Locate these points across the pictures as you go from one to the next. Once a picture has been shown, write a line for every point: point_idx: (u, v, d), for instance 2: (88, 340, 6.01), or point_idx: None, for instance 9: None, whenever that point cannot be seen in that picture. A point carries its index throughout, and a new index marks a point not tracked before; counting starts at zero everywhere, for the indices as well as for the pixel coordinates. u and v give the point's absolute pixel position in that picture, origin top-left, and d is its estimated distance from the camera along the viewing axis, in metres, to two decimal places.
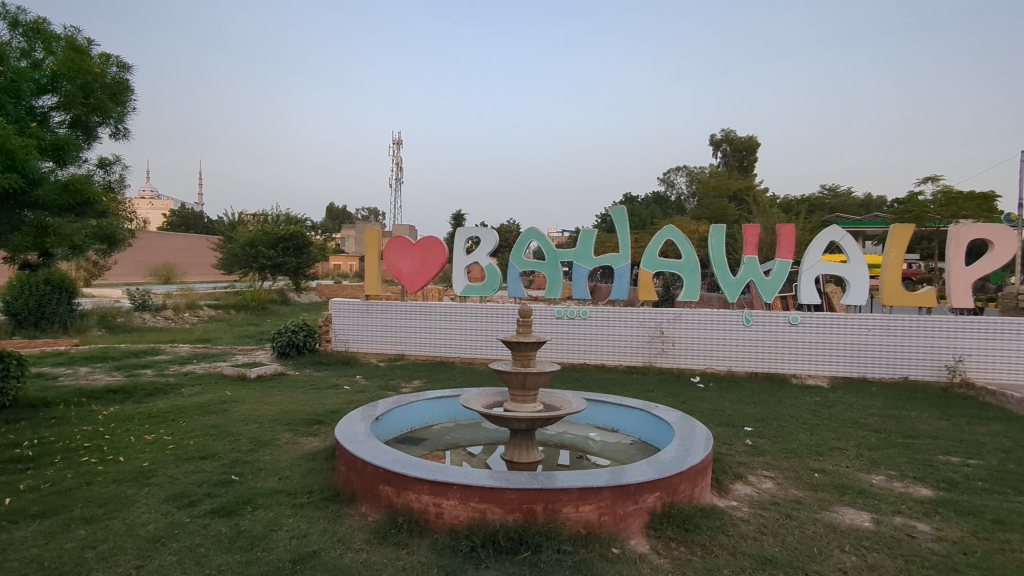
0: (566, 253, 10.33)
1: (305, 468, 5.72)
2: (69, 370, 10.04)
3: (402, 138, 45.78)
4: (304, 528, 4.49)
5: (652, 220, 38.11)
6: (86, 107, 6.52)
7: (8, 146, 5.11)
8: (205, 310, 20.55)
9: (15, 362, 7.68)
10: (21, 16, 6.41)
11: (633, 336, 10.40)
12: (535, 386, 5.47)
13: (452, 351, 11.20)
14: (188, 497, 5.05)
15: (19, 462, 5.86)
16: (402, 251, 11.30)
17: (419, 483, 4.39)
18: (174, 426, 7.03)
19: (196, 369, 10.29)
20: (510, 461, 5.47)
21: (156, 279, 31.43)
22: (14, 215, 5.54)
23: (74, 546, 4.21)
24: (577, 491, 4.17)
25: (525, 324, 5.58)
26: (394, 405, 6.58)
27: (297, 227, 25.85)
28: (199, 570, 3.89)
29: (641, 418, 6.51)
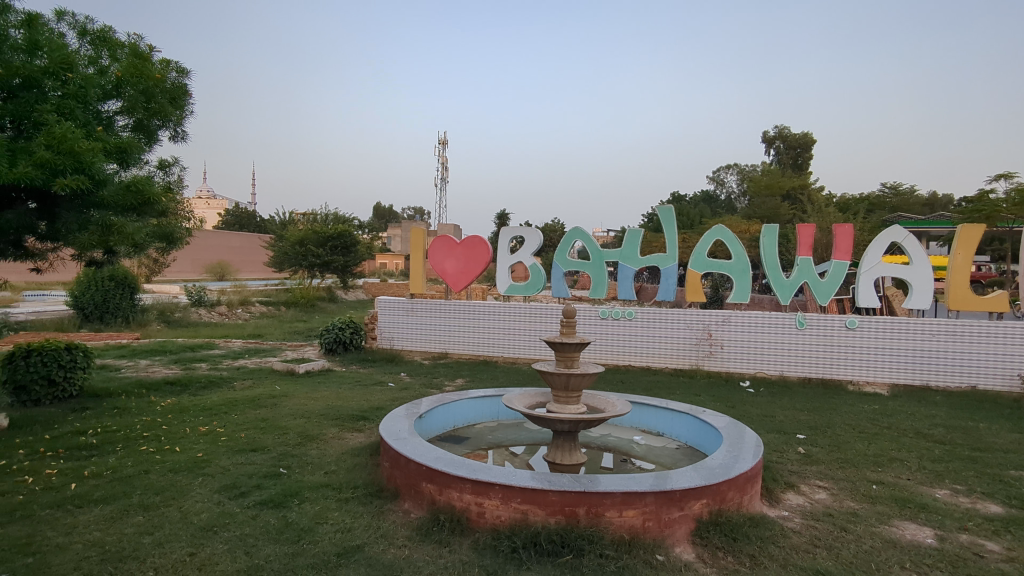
0: (611, 253, 10.20)
1: (350, 463, 5.82)
2: (130, 362, 10.53)
3: (447, 139, 46.31)
4: (349, 522, 4.56)
5: (700, 219, 37.34)
6: (147, 111, 6.82)
7: (76, 150, 5.38)
8: (257, 307, 21.24)
9: (81, 353, 8.10)
10: (89, 26, 6.75)
11: (679, 338, 10.20)
12: (579, 387, 5.40)
13: (496, 350, 11.22)
14: (239, 488, 5.20)
15: (84, 450, 6.16)
16: (447, 250, 11.38)
17: (461, 482, 4.40)
18: (226, 418, 7.27)
19: (248, 364, 10.62)
20: (553, 463, 5.42)
21: (211, 276, 32.67)
22: (82, 214, 5.82)
23: (133, 532, 4.39)
24: (621, 496, 4.10)
25: (570, 325, 5.52)
26: (438, 403, 6.63)
27: (345, 227, 26.41)
28: (248, 559, 4.00)
29: (688, 423, 6.36)
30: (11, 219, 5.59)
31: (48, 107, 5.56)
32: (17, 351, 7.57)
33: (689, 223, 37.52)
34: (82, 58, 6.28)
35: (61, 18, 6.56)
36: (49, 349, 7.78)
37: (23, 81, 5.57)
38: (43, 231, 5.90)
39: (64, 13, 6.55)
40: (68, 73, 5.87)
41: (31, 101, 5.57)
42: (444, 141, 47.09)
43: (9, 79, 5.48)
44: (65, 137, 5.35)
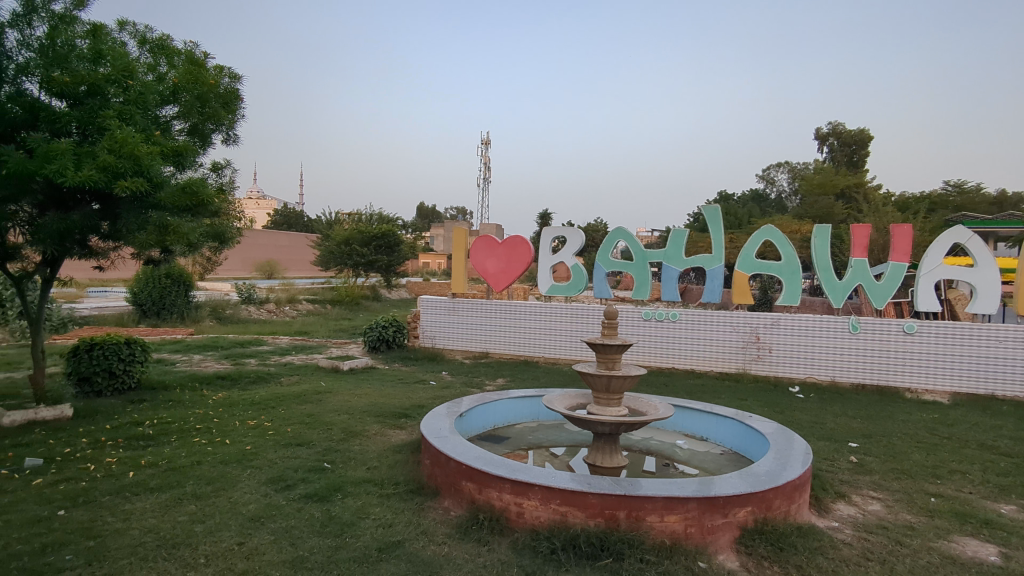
0: (655, 253, 10.03)
1: (392, 460, 5.89)
2: (184, 356, 10.96)
3: (490, 139, 46.64)
4: (390, 518, 4.61)
5: (748, 219, 36.43)
6: (202, 116, 7.12)
7: (136, 153, 5.63)
8: (303, 305, 21.84)
9: (139, 348, 8.45)
10: (148, 34, 7.06)
11: (726, 341, 9.95)
12: (620, 389, 5.32)
13: (536, 351, 11.20)
14: (285, 481, 5.34)
15: (141, 440, 6.43)
16: (488, 250, 11.41)
17: (500, 482, 4.40)
18: (273, 413, 7.48)
19: (294, 360, 10.91)
20: (593, 465, 5.36)
21: (261, 274, 33.70)
22: (141, 215, 6.04)
23: (186, 520, 4.55)
24: (662, 500, 4.02)
25: (611, 326, 5.45)
26: (478, 402, 6.65)
27: (389, 227, 26.83)
28: (293, 550, 4.10)
29: (733, 428, 6.20)
30: (77, 219, 5.79)
31: (112, 113, 5.83)
32: (80, 344, 7.95)
33: (736, 223, 36.66)
34: (143, 66, 6.56)
35: (123, 28, 6.87)
36: (110, 343, 8.14)
37: (88, 89, 5.84)
38: (105, 231, 6.12)
39: (126, 23, 6.86)
40: (129, 81, 6.14)
41: (95, 107, 5.84)
42: (487, 141, 47.40)
43: (75, 87, 5.76)
44: (126, 141, 5.62)
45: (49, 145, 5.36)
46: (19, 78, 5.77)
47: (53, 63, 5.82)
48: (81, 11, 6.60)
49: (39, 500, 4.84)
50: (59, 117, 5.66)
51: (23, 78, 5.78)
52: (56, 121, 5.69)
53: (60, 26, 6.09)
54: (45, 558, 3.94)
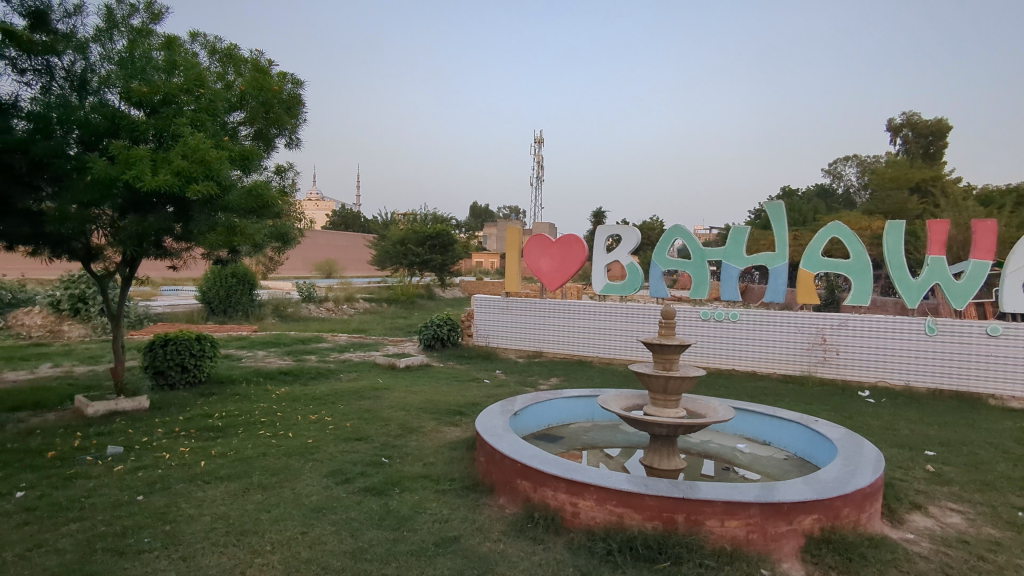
0: (714, 252, 9.77)
1: (447, 456, 5.97)
2: (249, 352, 11.43)
3: (543, 138, 46.75)
4: (446, 513, 4.68)
5: (811, 215, 35.03)
6: (267, 121, 7.43)
7: (206, 159, 5.92)
8: (361, 304, 22.40)
9: (209, 343, 8.86)
10: (218, 45, 7.41)
11: (790, 342, 9.62)
12: (678, 391, 5.22)
13: (591, 350, 11.13)
14: (345, 474, 5.49)
15: (211, 431, 6.75)
16: (542, 249, 11.39)
17: (556, 481, 4.40)
18: (334, 408, 7.70)
19: (352, 357, 11.21)
20: (649, 467, 5.28)
21: (320, 274, 34.77)
22: (210, 216, 6.36)
23: (253, 509, 4.75)
24: (722, 505, 3.92)
25: (669, 325, 5.35)
26: (533, 401, 6.67)
27: (444, 227, 27.17)
28: (354, 542, 4.21)
29: (798, 433, 5.98)
30: (153, 222, 6.10)
31: (185, 121, 6.13)
32: (156, 340, 8.41)
33: (800, 220, 35.33)
34: (212, 75, 6.88)
35: (195, 39, 7.23)
36: (182, 338, 8.57)
37: (163, 98, 6.15)
38: (178, 232, 6.44)
39: (197, 34, 7.22)
40: (200, 89, 6.46)
41: (170, 115, 6.15)
42: (541, 140, 47.41)
43: (151, 96, 6.08)
44: (198, 147, 5.91)
45: (129, 151, 5.68)
46: (101, 90, 6.14)
47: (131, 74, 6.18)
48: (157, 25, 7.01)
49: (120, 485, 5.16)
50: (138, 125, 5.98)
51: (105, 89, 6.17)
52: (134, 129, 6.02)
53: (138, 41, 6.54)
54: (127, 540, 4.20)
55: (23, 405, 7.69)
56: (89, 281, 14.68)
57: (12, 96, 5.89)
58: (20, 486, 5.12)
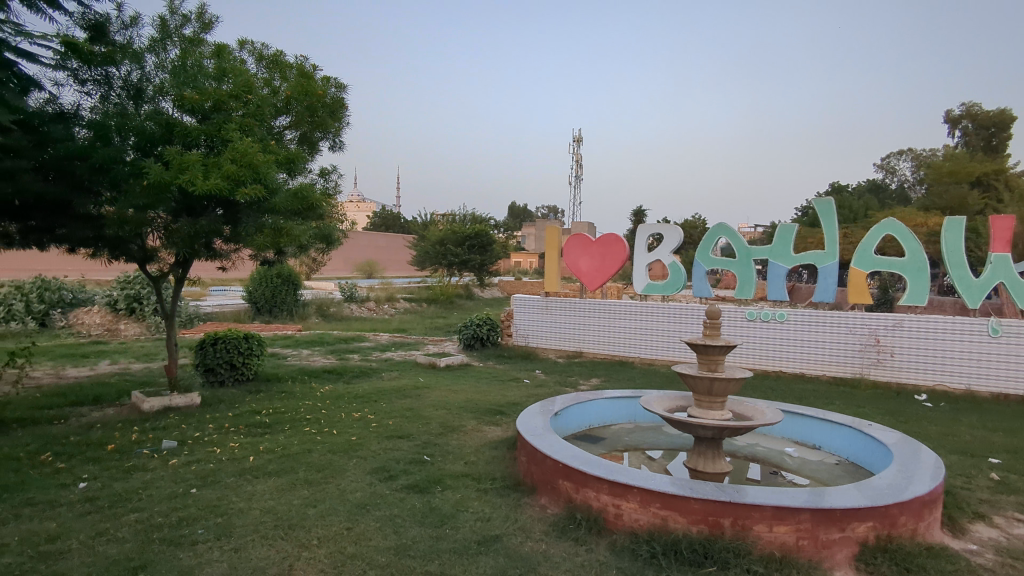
0: (760, 250, 9.54)
1: (489, 455, 5.99)
2: (295, 351, 11.73)
3: (581, 137, 46.63)
4: (488, 512, 4.70)
5: (862, 212, 33.86)
6: (311, 125, 7.61)
7: (254, 162, 6.10)
8: (401, 304, 22.72)
9: (256, 342, 9.12)
10: (265, 51, 7.60)
11: (842, 343, 9.33)
12: (724, 392, 5.12)
13: (631, 351, 11.02)
14: (388, 471, 5.57)
15: (259, 427, 6.95)
16: (582, 249, 11.33)
17: (598, 482, 4.37)
18: (376, 406, 7.83)
19: (394, 356, 11.37)
20: (694, 469, 5.19)
21: (361, 274, 35.40)
22: (259, 219, 6.55)
23: (300, 503, 4.87)
24: (771, 509, 3.83)
25: (714, 326, 5.25)
26: (574, 401, 6.64)
27: (483, 227, 27.28)
28: (398, 538, 4.27)
29: (851, 437, 5.80)
30: (205, 224, 6.31)
31: (234, 126, 6.32)
32: (206, 338, 8.70)
33: (850, 217, 34.21)
34: (260, 81, 7.07)
35: (243, 46, 7.45)
36: (231, 337, 8.84)
37: (213, 104, 6.36)
38: (228, 234, 6.65)
39: (246, 42, 7.43)
40: (248, 95, 6.65)
41: (220, 122, 6.35)
42: (579, 139, 47.24)
43: (202, 103, 6.28)
44: (246, 152, 6.10)
45: (182, 157, 5.90)
46: (156, 98, 6.41)
47: (184, 82, 6.41)
48: (208, 34, 7.24)
49: (175, 478, 5.36)
50: (190, 131, 6.18)
51: (159, 97, 6.42)
52: (187, 135, 6.22)
53: (190, 49, 6.77)
54: (182, 530, 4.35)
55: (84, 400, 8.07)
56: (143, 282, 15.31)
57: (74, 106, 6.18)
58: (83, 477, 5.37)
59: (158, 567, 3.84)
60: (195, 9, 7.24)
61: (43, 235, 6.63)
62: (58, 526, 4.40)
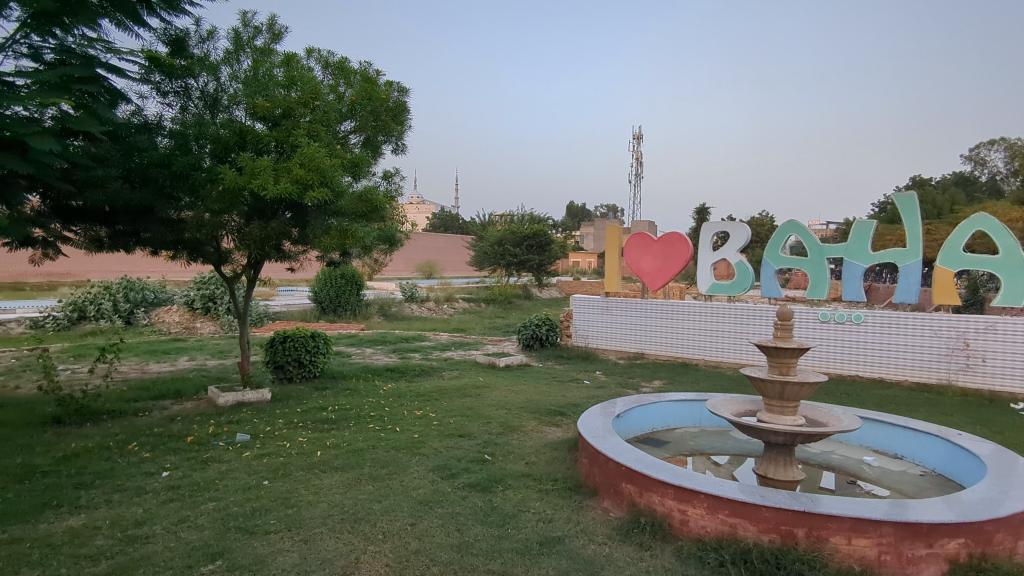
0: (834, 249, 9.11)
1: (549, 456, 5.97)
2: (358, 349, 12.06)
3: (641, 134, 45.99)
4: (550, 513, 4.68)
5: (948, 208, 31.75)
6: (374, 128, 7.78)
7: (321, 166, 6.28)
8: (460, 304, 23.01)
9: (322, 340, 9.43)
10: (331, 59, 7.79)
11: (926, 347, 8.79)
12: (796, 397, 4.91)
13: (695, 353, 10.73)
14: (450, 469, 5.63)
15: (325, 423, 7.18)
16: (643, 248, 11.15)
17: (663, 486, 4.27)
18: (438, 404, 7.94)
19: (454, 355, 11.51)
20: (764, 476, 4.99)
21: (421, 274, 36.06)
22: (325, 221, 6.75)
23: (365, 498, 4.98)
24: (849, 521, 3.64)
25: (786, 328, 5.05)
26: (637, 403, 6.52)
27: (541, 227, 27.24)
28: (460, 536, 4.31)
29: (937, 447, 5.45)
30: (275, 227, 6.57)
31: (301, 131, 6.53)
32: (276, 336, 9.07)
33: (932, 212, 32.19)
34: (326, 87, 7.29)
35: (311, 55, 7.71)
36: (299, 335, 9.18)
37: (283, 111, 6.61)
38: (296, 236, 6.90)
39: (313, 50, 7.68)
40: (315, 101, 6.85)
41: (289, 127, 6.58)
42: (638, 136, 46.55)
43: (272, 110, 6.58)
44: (313, 156, 6.29)
45: (254, 163, 6.16)
46: (231, 107, 6.76)
47: (255, 91, 6.70)
48: (278, 44, 7.54)
49: (248, 470, 5.60)
50: (261, 138, 6.49)
51: (233, 107, 6.74)
52: (259, 142, 6.53)
53: (262, 59, 7.04)
54: (256, 520, 4.54)
55: (166, 394, 8.56)
56: (218, 282, 16.13)
57: (157, 116, 6.59)
58: (165, 466, 5.68)
59: (234, 554, 4.01)
60: (266, 20, 7.54)
61: (128, 238, 7.08)
62: (144, 511, 4.68)
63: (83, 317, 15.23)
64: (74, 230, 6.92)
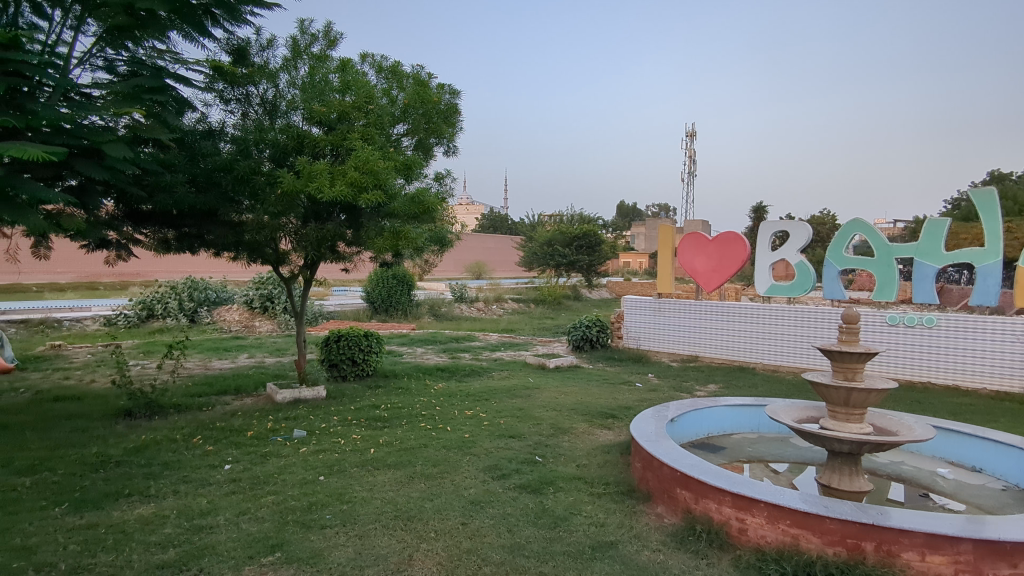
0: (904, 248, 8.66)
1: (601, 459, 5.90)
2: (410, 349, 12.24)
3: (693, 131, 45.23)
4: (602, 517, 4.62)
5: None
6: (427, 131, 7.85)
7: (375, 169, 6.37)
8: (509, 304, 23.11)
9: (375, 339, 9.61)
10: (385, 63, 7.92)
11: (1007, 354, 8.25)
12: (863, 404, 4.68)
13: (752, 356, 10.43)
14: (501, 470, 5.64)
15: (379, 421, 7.31)
16: (698, 249, 10.90)
17: (720, 493, 4.15)
18: (487, 405, 7.96)
19: (503, 356, 11.56)
20: (827, 486, 4.78)
21: (470, 275, 36.36)
22: (379, 223, 6.87)
23: (418, 496, 5.04)
24: (923, 537, 3.44)
25: (852, 332, 4.83)
26: (692, 407, 6.37)
27: (591, 227, 27.05)
28: (512, 537, 4.30)
29: (1020, 461, 5.10)
30: (330, 228, 6.76)
31: (356, 135, 6.65)
32: (331, 335, 9.31)
33: (1012, 210, 30.24)
34: (379, 92, 7.43)
35: (366, 60, 7.87)
36: (353, 334, 9.39)
37: (338, 115, 6.77)
38: (350, 238, 7.06)
39: (367, 55, 7.84)
40: (370, 105, 6.97)
41: (344, 131, 6.72)
42: (692, 134, 45.62)
43: (328, 115, 6.74)
44: (368, 159, 6.40)
45: (311, 166, 6.33)
46: (289, 112, 6.95)
47: (313, 96, 6.87)
48: (333, 50, 7.72)
49: (305, 465, 5.75)
50: (318, 142, 6.64)
51: (292, 112, 6.94)
52: (316, 146, 6.69)
53: (318, 66, 7.20)
54: (312, 514, 4.65)
55: (227, 389, 8.91)
56: (275, 282, 16.69)
57: (220, 123, 6.85)
58: (228, 460, 5.91)
59: (292, 547, 4.12)
60: (322, 28, 7.74)
61: (194, 240, 7.39)
62: (208, 502, 4.87)
63: (151, 315, 16.03)
64: (144, 233, 7.24)
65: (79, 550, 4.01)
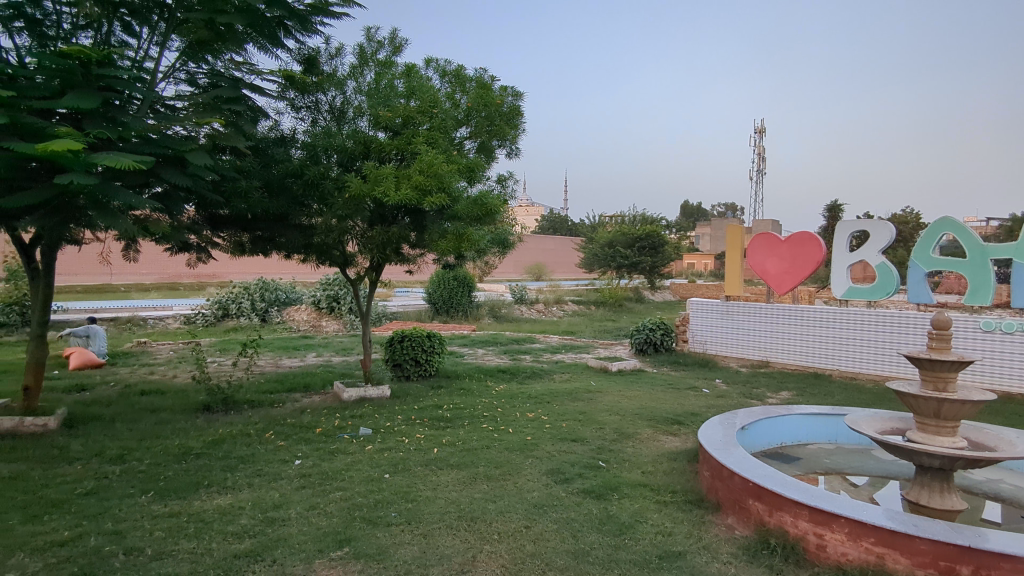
0: (1001, 248, 8.05)
1: (667, 467, 5.75)
2: (471, 350, 12.37)
3: (762, 128, 43.94)
4: (669, 526, 4.49)
5: None
6: (489, 133, 7.89)
7: (439, 172, 6.47)
8: (569, 306, 23.05)
9: (437, 340, 9.74)
10: (449, 67, 8.00)
11: None
12: (956, 417, 4.36)
13: (826, 363, 9.95)
14: (564, 474, 5.59)
15: (442, 420, 7.42)
16: (769, 250, 10.49)
17: (796, 507, 3.95)
18: (549, 407, 7.92)
19: (564, 358, 11.49)
20: (915, 503, 4.49)
21: (529, 276, 36.47)
22: (442, 225, 6.96)
23: (480, 497, 5.06)
24: None
25: (942, 339, 4.51)
26: (764, 415, 6.12)
27: (652, 228, 26.65)
28: (575, 542, 4.24)
29: None
30: (396, 231, 6.90)
31: (421, 139, 6.75)
32: (395, 335, 9.52)
33: None
34: (443, 97, 7.54)
35: (430, 65, 7.99)
36: (416, 335, 9.56)
37: (403, 120, 6.90)
38: (414, 240, 7.18)
39: (431, 61, 7.96)
40: (434, 109, 7.06)
41: (409, 135, 6.84)
42: (760, 131, 44.15)
43: (394, 120, 6.89)
44: (432, 162, 6.49)
45: (378, 170, 6.48)
46: (356, 119, 7.14)
47: (378, 102, 7.03)
48: (398, 56, 7.88)
49: (371, 463, 5.88)
50: (384, 146, 6.79)
51: (358, 118, 7.12)
52: (382, 150, 6.85)
53: (383, 72, 7.34)
54: (378, 512, 4.74)
55: (297, 387, 9.25)
56: (342, 283, 17.24)
57: (291, 130, 7.14)
58: (299, 455, 6.13)
59: (359, 542, 4.21)
60: (388, 35, 7.92)
61: (267, 244, 7.70)
62: (280, 495, 5.06)
63: (227, 315, 16.86)
64: (222, 237, 7.61)
65: (163, 536, 4.24)
